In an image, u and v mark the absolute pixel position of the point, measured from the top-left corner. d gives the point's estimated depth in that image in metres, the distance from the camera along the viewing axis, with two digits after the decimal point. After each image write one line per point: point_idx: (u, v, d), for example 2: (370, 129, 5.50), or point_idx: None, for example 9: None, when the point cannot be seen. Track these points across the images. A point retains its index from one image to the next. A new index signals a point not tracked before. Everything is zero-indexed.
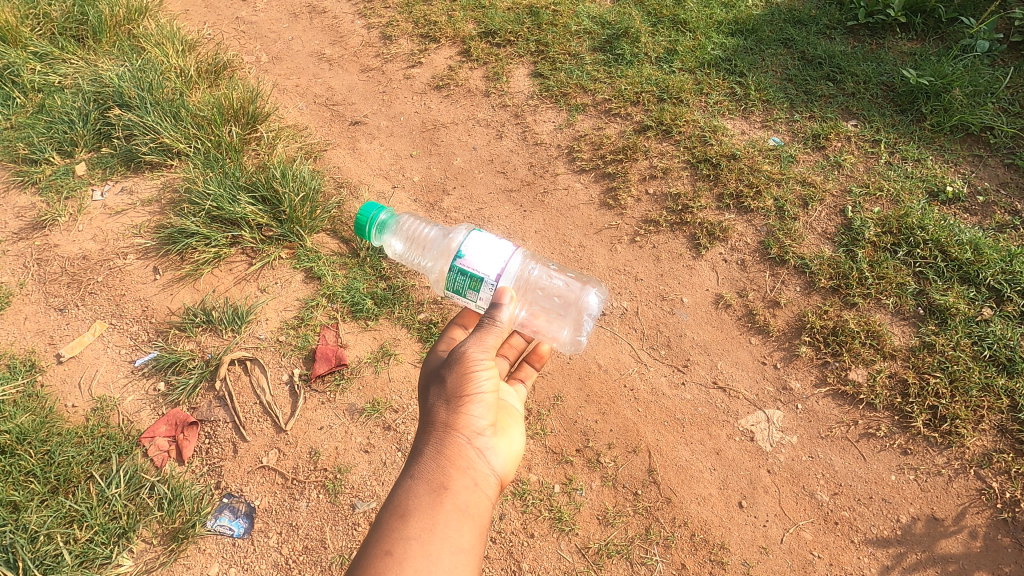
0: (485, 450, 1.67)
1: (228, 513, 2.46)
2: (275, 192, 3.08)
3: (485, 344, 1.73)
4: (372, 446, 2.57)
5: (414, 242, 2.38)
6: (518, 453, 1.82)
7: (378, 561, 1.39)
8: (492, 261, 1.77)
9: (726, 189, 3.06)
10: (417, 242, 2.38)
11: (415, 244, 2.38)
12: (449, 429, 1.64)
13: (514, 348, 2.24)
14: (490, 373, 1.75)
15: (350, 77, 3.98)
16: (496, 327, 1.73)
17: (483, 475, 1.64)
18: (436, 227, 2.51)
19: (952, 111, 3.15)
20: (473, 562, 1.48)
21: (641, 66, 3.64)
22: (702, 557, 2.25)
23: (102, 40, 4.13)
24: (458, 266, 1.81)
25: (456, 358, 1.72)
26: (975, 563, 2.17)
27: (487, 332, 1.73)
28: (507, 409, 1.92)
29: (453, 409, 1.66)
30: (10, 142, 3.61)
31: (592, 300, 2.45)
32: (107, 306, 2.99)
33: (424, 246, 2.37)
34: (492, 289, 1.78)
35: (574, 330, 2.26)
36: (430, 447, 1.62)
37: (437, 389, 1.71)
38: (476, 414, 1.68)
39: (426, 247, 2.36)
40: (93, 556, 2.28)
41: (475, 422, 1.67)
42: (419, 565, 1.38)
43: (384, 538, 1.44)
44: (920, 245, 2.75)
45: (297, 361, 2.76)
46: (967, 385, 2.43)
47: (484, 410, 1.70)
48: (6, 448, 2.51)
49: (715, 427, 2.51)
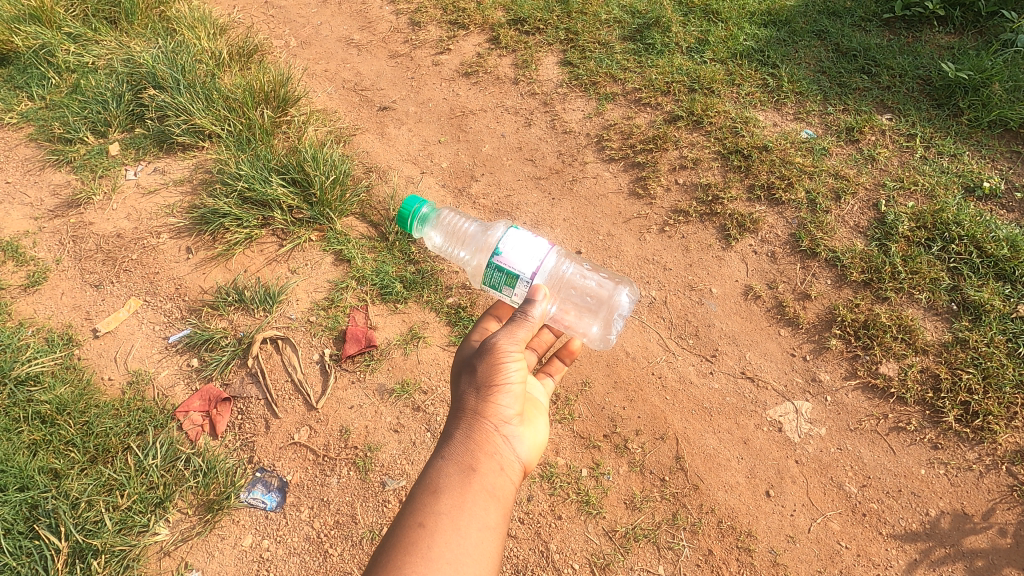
0: (512, 437, 1.68)
1: (261, 486, 2.51)
2: (306, 175, 3.13)
3: (516, 337, 1.74)
4: (401, 426, 2.61)
5: (450, 233, 2.43)
6: (543, 442, 1.83)
7: (410, 533, 1.42)
8: (529, 259, 1.79)
9: (757, 180, 3.05)
10: (452, 232, 2.44)
11: (450, 234, 2.43)
12: (478, 416, 1.65)
13: (544, 342, 2.21)
14: (520, 365, 1.76)
15: (378, 63, 4.00)
16: (528, 321, 1.74)
17: (509, 460, 1.65)
18: (475, 223, 2.55)
19: (991, 106, 3.11)
20: (498, 540, 1.50)
21: (671, 56, 3.61)
22: (729, 544, 2.26)
23: (135, 22, 4.17)
24: (495, 263, 1.82)
25: (488, 348, 1.74)
26: (1005, 559, 2.17)
27: (519, 325, 1.75)
28: (533, 401, 1.93)
29: (483, 397, 1.67)
30: (47, 122, 3.69)
31: (624, 300, 2.44)
32: (142, 283, 3.05)
33: (460, 236, 2.43)
34: (526, 286, 1.80)
35: (604, 328, 2.27)
36: (459, 431, 1.64)
37: (468, 377, 1.73)
38: (505, 403, 1.69)
39: (460, 239, 2.43)
40: (131, 524, 2.35)
41: (503, 410, 1.68)
42: (449, 538, 1.41)
43: (416, 512, 1.47)
44: (955, 241, 2.73)
45: (328, 342, 2.81)
46: (1001, 381, 2.42)
47: (512, 400, 1.71)
48: (47, 418, 2.59)
49: (743, 417, 2.52)
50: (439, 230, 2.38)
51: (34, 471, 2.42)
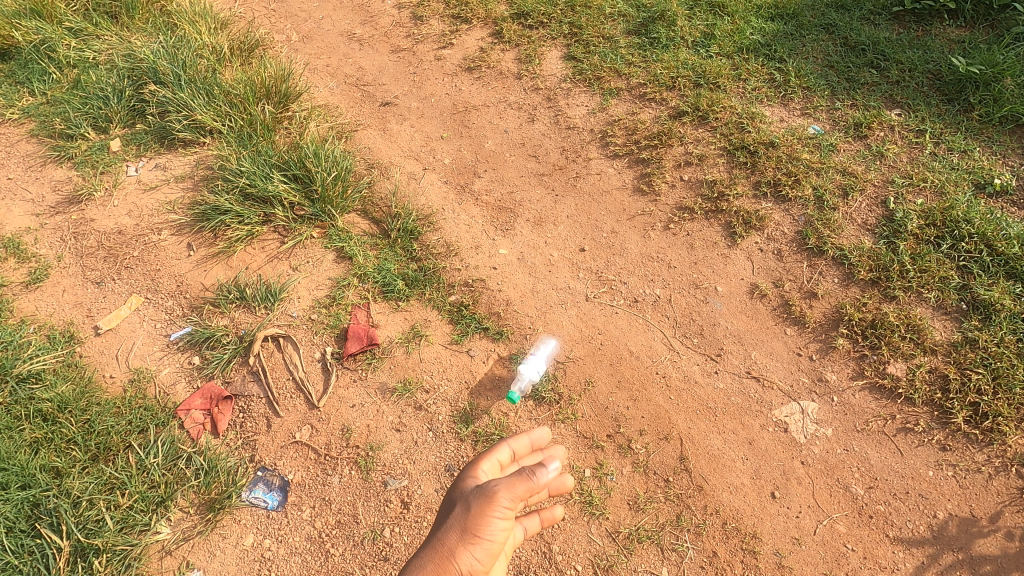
0: None
1: (262, 486, 2.50)
2: (307, 171, 3.09)
3: (515, 491, 1.62)
4: (403, 425, 2.56)
5: (512, 382, 2.61)
6: None
7: None
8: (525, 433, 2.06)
9: (764, 177, 3.01)
10: (512, 381, 2.61)
11: (508, 383, 2.61)
12: (453, 556, 1.57)
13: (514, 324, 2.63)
14: (506, 531, 1.65)
15: (380, 58, 3.96)
16: (532, 481, 1.61)
17: None
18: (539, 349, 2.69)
19: (1003, 101, 3.05)
20: None
21: (677, 51, 3.56)
22: (734, 546, 2.24)
23: (135, 16, 4.15)
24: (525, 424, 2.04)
25: (484, 493, 1.64)
26: (1014, 563, 2.14)
27: (522, 481, 1.62)
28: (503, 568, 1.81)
29: (463, 540, 1.59)
30: (47, 118, 3.67)
31: None
32: (143, 281, 3.03)
33: (510, 376, 2.64)
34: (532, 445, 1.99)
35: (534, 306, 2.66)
36: (430, 562, 1.57)
37: (459, 513, 1.65)
38: (477, 559, 1.60)
39: (510, 381, 2.62)
40: (132, 522, 2.34)
41: (474, 565, 1.60)
42: None
43: None
44: (965, 239, 2.69)
45: (330, 340, 2.78)
46: (1011, 382, 2.38)
47: (484, 560, 1.61)
48: (48, 416, 2.59)
49: (749, 417, 2.49)
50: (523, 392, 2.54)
51: (35, 469, 2.41)
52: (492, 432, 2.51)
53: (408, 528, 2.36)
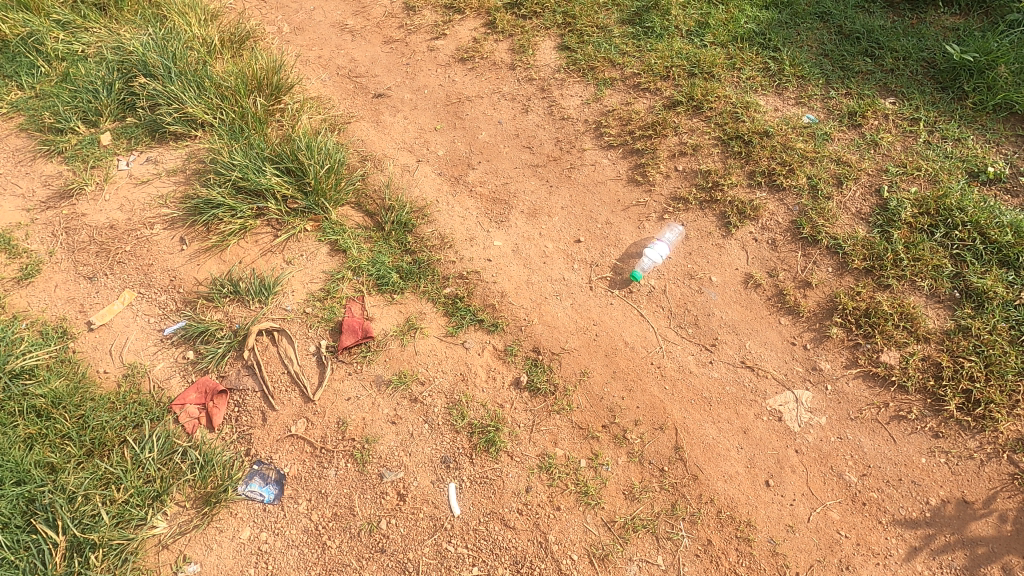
0: None
1: (258, 479, 2.51)
2: (300, 163, 3.07)
3: None
4: (399, 418, 2.56)
5: (635, 259, 2.89)
6: None
7: None
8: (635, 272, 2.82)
9: (758, 166, 3.01)
10: (636, 258, 2.89)
11: (633, 259, 2.89)
12: None
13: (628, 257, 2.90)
14: None
15: (373, 49, 3.93)
16: None
17: None
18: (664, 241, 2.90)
19: (996, 89, 3.06)
20: None
21: (670, 40, 3.54)
22: (728, 533, 2.26)
23: (124, 9, 4.09)
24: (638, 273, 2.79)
25: None
26: (1005, 547, 2.16)
27: None
28: None
29: None
30: (36, 111, 3.62)
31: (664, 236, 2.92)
32: (136, 275, 3.01)
33: (636, 255, 2.90)
34: None
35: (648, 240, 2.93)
36: None
37: None
38: None
39: (635, 259, 2.88)
40: (128, 517, 2.34)
41: None
42: None
43: None
44: (958, 227, 2.69)
45: (325, 334, 2.77)
46: (1004, 369, 2.39)
47: None
48: (42, 413, 2.58)
49: (743, 406, 2.50)
50: (645, 269, 2.81)
51: (30, 465, 2.41)
52: (487, 423, 2.51)
53: (405, 519, 2.37)
